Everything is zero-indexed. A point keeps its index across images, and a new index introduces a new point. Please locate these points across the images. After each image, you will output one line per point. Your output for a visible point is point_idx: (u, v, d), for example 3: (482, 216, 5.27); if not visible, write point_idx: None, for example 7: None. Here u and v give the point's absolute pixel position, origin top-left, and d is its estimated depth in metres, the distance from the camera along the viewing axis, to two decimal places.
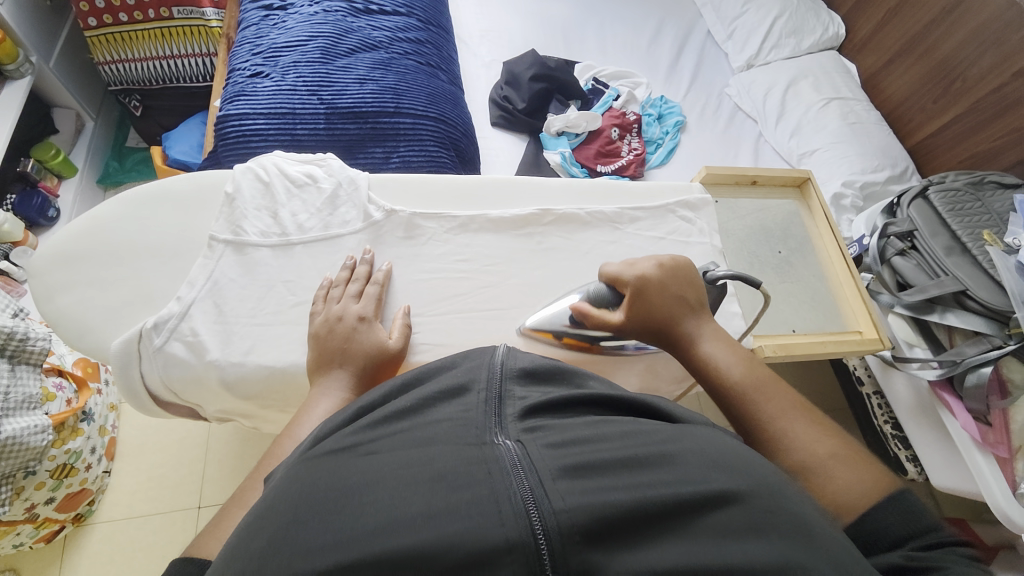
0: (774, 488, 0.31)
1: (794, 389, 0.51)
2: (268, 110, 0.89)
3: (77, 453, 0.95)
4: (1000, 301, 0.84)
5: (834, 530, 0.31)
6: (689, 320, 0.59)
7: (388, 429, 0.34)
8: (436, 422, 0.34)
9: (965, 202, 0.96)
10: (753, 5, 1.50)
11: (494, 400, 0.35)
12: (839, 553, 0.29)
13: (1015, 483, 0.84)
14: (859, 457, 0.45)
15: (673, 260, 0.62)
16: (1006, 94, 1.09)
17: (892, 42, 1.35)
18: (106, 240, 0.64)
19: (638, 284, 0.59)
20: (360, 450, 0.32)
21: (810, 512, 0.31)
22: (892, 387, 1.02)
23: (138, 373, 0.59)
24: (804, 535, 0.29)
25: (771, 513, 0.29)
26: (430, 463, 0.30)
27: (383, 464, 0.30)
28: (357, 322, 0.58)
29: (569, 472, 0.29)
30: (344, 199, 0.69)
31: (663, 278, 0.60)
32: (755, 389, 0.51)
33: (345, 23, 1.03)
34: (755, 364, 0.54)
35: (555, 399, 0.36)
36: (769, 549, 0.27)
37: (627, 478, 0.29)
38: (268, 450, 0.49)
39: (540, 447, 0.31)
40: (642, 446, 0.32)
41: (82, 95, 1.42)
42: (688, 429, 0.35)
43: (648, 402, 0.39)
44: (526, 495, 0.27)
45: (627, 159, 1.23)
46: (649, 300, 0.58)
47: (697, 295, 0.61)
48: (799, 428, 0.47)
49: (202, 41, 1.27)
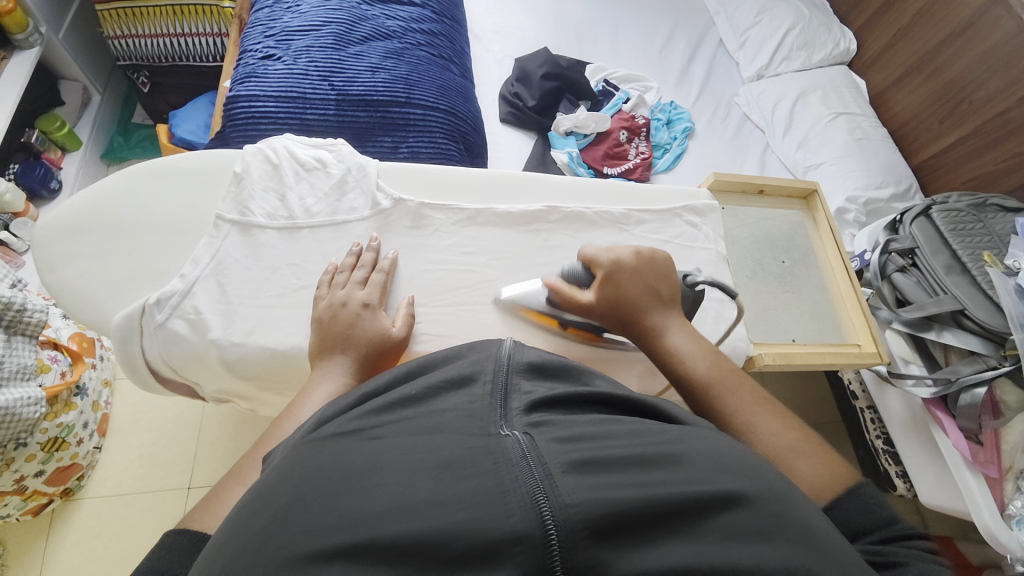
0: (782, 495, 0.31)
1: (756, 382, 0.52)
2: (278, 93, 0.89)
3: (68, 426, 0.95)
4: (997, 322, 0.84)
5: (840, 539, 0.31)
6: (657, 312, 0.59)
7: (393, 416, 0.34)
8: (442, 412, 0.34)
9: (968, 222, 0.96)
10: (766, 15, 1.50)
11: (500, 393, 0.35)
12: (843, 562, 0.29)
13: (1003, 503, 0.87)
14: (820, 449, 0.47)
15: (651, 251, 0.63)
16: (1012, 118, 1.09)
17: (902, 60, 1.35)
18: (111, 213, 0.64)
19: (611, 266, 0.60)
20: (365, 435, 0.32)
21: (817, 519, 0.31)
22: (885, 403, 1.03)
23: (138, 347, 0.58)
24: (810, 542, 0.29)
25: (778, 518, 0.29)
26: (436, 451, 0.30)
27: (388, 451, 0.30)
28: (361, 309, 0.58)
29: (576, 467, 0.29)
30: (352, 185, 0.69)
31: (638, 265, 0.60)
32: (718, 382, 0.52)
33: (360, 10, 1.02)
34: (718, 356, 0.55)
35: (560, 395, 0.36)
36: (774, 553, 0.27)
37: (635, 476, 0.29)
38: (265, 431, 0.49)
39: (547, 442, 0.31)
40: (650, 446, 0.32)
41: (89, 69, 1.41)
42: (695, 432, 0.35)
43: (653, 404, 0.39)
44: (534, 487, 0.27)
45: (634, 162, 1.23)
46: (620, 283, 0.59)
47: (670, 290, 0.61)
48: (761, 423, 0.49)
49: (213, 21, 1.27)
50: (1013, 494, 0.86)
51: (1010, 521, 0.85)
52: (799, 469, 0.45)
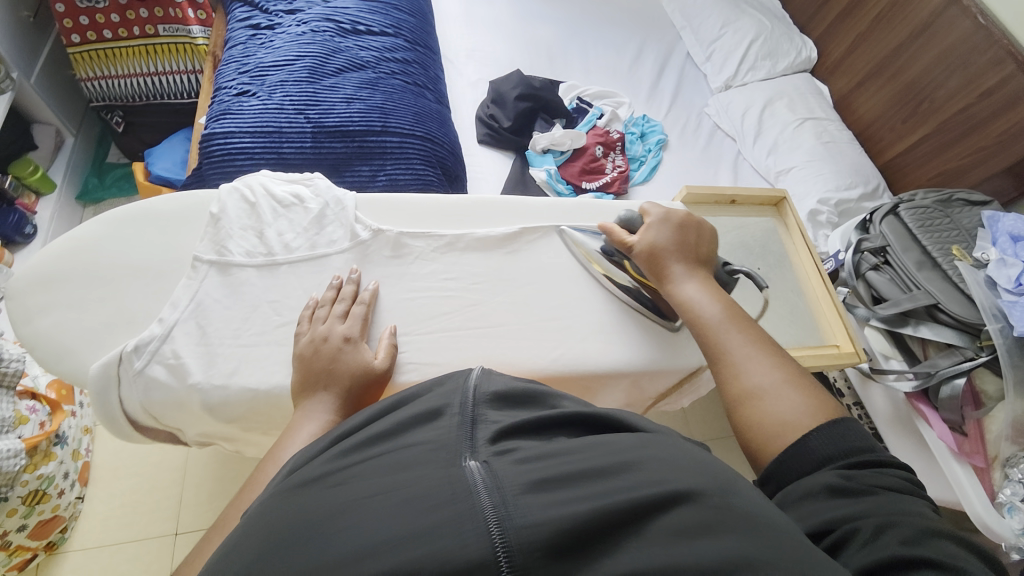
0: (727, 488, 0.32)
1: (760, 332, 0.59)
2: (254, 128, 0.90)
3: (49, 478, 0.93)
4: (971, 314, 0.87)
5: (796, 530, 0.31)
6: (689, 263, 0.66)
7: (362, 456, 0.35)
8: (410, 447, 0.34)
9: (936, 219, 1.00)
10: (730, 28, 1.55)
11: (466, 424, 0.36)
12: (795, 551, 0.29)
13: (993, 492, 0.88)
14: (811, 389, 0.53)
15: (701, 220, 0.71)
16: (971, 115, 1.14)
17: (863, 65, 1.41)
18: (87, 260, 0.63)
19: (662, 217, 0.68)
20: (332, 480, 0.32)
21: (772, 511, 0.32)
22: (870, 399, 1.06)
23: (116, 397, 0.57)
24: (757, 532, 0.30)
25: (724, 511, 0.30)
26: (400, 490, 0.30)
27: (354, 493, 0.31)
28: (343, 342, 0.58)
29: (534, 487, 0.30)
30: (330, 218, 0.69)
31: (685, 223, 0.69)
32: (725, 323, 0.60)
33: (333, 43, 1.04)
34: (732, 304, 0.62)
35: (527, 421, 0.37)
36: (721, 546, 0.28)
37: (591, 488, 0.30)
38: (249, 477, 0.48)
39: (506, 466, 0.31)
40: (605, 457, 0.33)
41: (63, 111, 1.40)
42: (654, 437, 0.36)
43: (618, 417, 0.40)
44: (489, 513, 0.28)
45: (611, 176, 1.25)
46: (665, 233, 0.67)
47: (703, 252, 0.68)
48: (758, 358, 0.56)
49: (187, 58, 1.27)
50: (1001, 483, 0.87)
51: (1001, 509, 0.86)
52: (786, 399, 0.52)
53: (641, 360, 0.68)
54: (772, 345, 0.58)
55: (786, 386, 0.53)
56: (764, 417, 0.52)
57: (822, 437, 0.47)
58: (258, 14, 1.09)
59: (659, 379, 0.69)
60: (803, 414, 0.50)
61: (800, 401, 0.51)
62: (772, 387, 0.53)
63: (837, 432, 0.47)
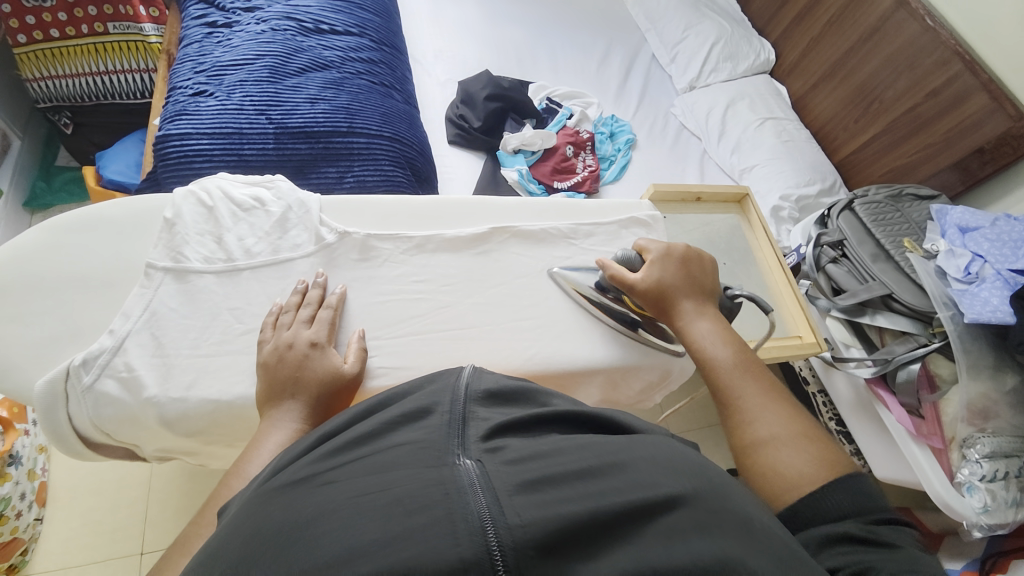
0: (722, 490, 0.33)
1: (772, 381, 0.56)
2: (212, 130, 0.86)
3: (3, 500, 0.88)
4: (923, 303, 0.91)
5: (777, 529, 0.33)
6: (699, 299, 0.64)
7: (346, 458, 0.33)
8: (396, 448, 0.33)
9: (887, 213, 1.04)
10: (692, 31, 1.59)
11: (457, 422, 0.35)
12: (780, 550, 0.31)
13: (951, 472, 0.92)
14: (822, 444, 0.49)
15: (699, 252, 0.69)
16: (918, 113, 1.21)
17: (817, 68, 1.47)
18: (30, 270, 0.59)
19: (662, 254, 0.67)
20: (319, 480, 0.31)
21: (756, 511, 0.33)
22: (835, 385, 1.11)
23: (64, 415, 0.54)
24: (747, 535, 0.31)
25: (714, 514, 0.31)
26: (388, 489, 0.29)
27: (339, 495, 0.29)
28: (309, 348, 0.56)
29: (526, 487, 0.29)
30: (294, 222, 0.67)
31: (685, 257, 0.67)
32: (736, 371, 0.56)
33: (295, 42, 1.01)
34: (745, 351, 0.59)
35: (517, 419, 0.36)
36: (711, 548, 0.29)
37: (583, 487, 0.30)
38: (213, 492, 0.46)
39: (499, 466, 0.31)
40: (597, 457, 0.33)
41: (7, 114, 1.32)
42: (642, 437, 0.36)
43: (608, 415, 0.40)
44: (482, 513, 0.27)
45: (582, 175, 1.26)
46: (669, 271, 0.65)
47: (707, 289, 0.66)
48: (767, 410, 0.52)
49: (140, 57, 1.22)
50: (958, 463, 0.91)
51: (960, 488, 0.91)
52: (795, 453, 0.48)
53: (617, 358, 0.69)
54: (785, 399, 0.54)
55: (798, 441, 0.49)
56: (777, 468, 0.47)
57: (840, 492, 0.43)
58: (214, 12, 1.06)
59: (632, 374, 0.70)
60: (814, 472, 0.46)
61: (809, 456, 0.47)
62: (783, 438, 0.49)
63: (853, 488, 0.43)
